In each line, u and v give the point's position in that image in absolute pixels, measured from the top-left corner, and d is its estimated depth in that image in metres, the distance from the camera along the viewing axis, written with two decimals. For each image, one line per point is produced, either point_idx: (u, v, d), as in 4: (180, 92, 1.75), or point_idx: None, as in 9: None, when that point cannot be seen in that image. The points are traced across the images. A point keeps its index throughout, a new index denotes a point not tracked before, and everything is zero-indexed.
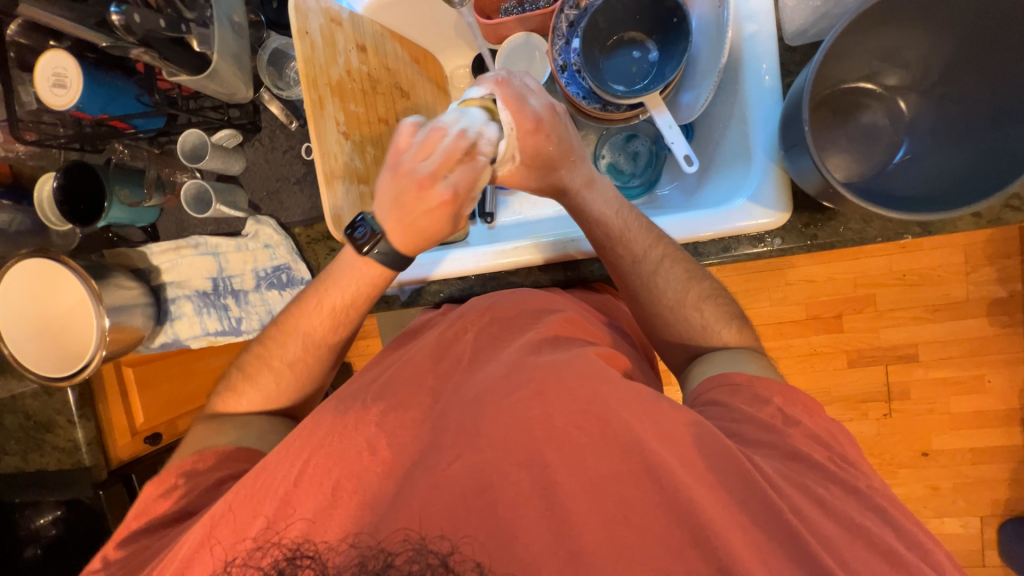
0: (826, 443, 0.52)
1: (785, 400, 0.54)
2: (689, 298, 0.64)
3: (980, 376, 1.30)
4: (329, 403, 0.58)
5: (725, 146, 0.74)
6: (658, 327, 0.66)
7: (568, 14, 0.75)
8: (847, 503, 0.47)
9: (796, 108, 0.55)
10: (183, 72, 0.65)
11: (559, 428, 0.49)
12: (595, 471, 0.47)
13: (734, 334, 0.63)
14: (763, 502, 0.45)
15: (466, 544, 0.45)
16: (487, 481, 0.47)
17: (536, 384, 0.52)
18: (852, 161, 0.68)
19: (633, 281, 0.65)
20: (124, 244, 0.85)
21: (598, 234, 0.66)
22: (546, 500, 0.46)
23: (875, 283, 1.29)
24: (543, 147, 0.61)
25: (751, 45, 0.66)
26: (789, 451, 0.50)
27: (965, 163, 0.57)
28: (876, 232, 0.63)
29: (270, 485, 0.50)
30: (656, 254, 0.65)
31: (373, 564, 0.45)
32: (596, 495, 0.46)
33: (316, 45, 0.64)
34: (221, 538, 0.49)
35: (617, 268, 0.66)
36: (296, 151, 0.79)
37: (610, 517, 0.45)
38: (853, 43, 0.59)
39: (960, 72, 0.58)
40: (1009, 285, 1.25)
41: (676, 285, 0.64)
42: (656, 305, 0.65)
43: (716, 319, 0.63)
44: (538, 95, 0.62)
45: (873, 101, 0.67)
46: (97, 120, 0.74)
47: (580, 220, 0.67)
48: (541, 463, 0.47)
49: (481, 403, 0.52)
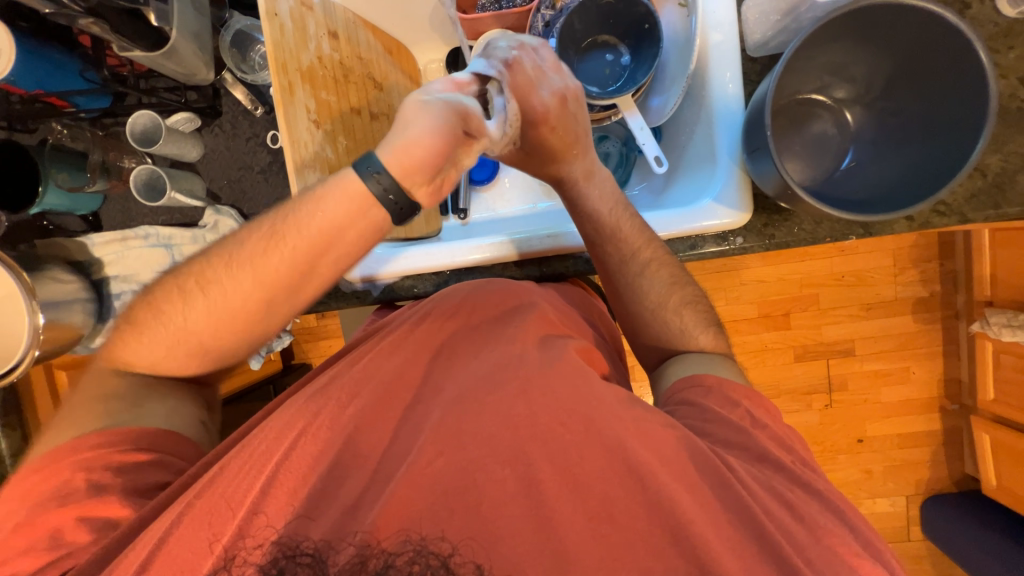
0: (787, 447, 0.54)
1: (752, 403, 0.56)
2: (670, 302, 0.67)
3: (906, 367, 1.44)
4: (296, 402, 0.55)
5: (691, 149, 0.78)
6: (637, 320, 0.69)
7: (544, 14, 0.77)
8: (812, 505, 0.49)
9: (759, 114, 0.59)
10: (138, 49, 0.60)
11: (539, 427, 0.49)
12: (579, 468, 0.48)
13: (711, 340, 0.65)
14: (736, 499, 0.47)
15: (465, 546, 0.45)
16: (473, 481, 0.47)
17: (519, 382, 0.52)
18: (806, 167, 0.73)
19: (620, 277, 0.68)
20: (62, 234, 0.76)
21: (590, 230, 0.69)
22: (532, 499, 0.46)
23: (820, 283, 1.40)
24: (546, 140, 0.68)
25: (716, 54, 0.69)
26: (759, 453, 0.52)
27: (901, 172, 0.63)
28: (826, 232, 0.69)
29: (240, 493, 0.48)
30: (644, 257, 0.67)
31: (373, 563, 0.44)
32: (581, 491, 0.47)
33: (286, 29, 0.61)
34: (188, 537, 0.46)
35: (605, 266, 0.69)
36: (261, 139, 0.75)
37: (596, 513, 0.46)
38: (807, 57, 0.64)
39: (898, 88, 0.64)
40: (930, 285, 1.39)
41: (660, 288, 0.67)
42: (638, 302, 0.68)
43: (695, 324, 0.66)
44: (547, 83, 0.66)
45: (824, 111, 0.72)
46: (30, 94, 0.68)
47: (575, 212, 0.71)
48: (527, 462, 0.48)
49: (462, 402, 0.52)
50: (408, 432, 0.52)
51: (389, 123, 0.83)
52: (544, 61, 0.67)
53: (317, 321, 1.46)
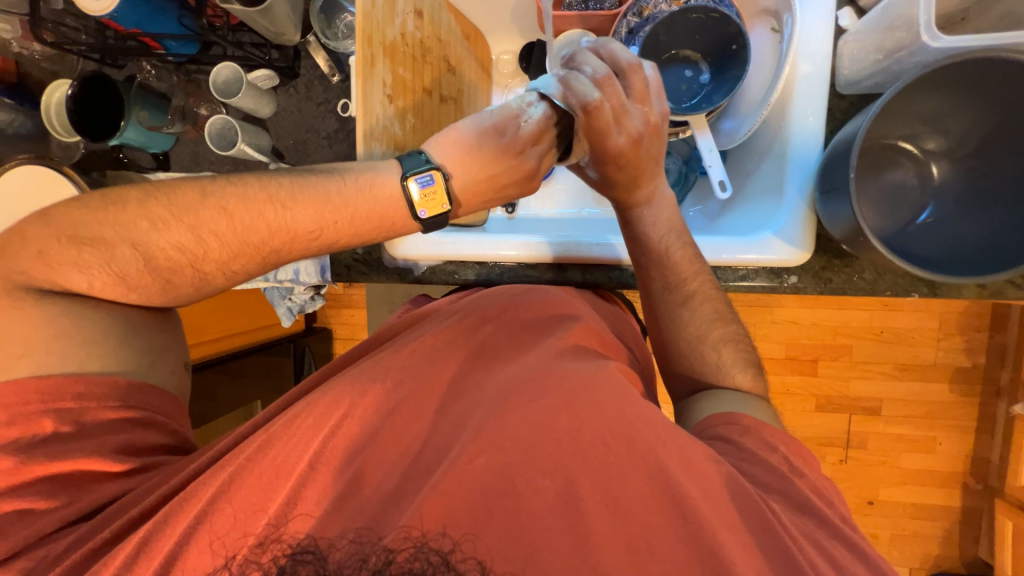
0: (827, 500, 0.52)
1: (789, 450, 0.55)
2: (710, 337, 0.65)
3: (935, 438, 1.38)
4: (343, 380, 0.57)
5: (757, 179, 0.75)
6: (674, 352, 0.68)
7: (630, 19, 0.75)
8: (855, 564, 0.47)
9: (842, 154, 0.57)
10: (236, 2, 0.61)
11: (582, 440, 0.49)
12: (620, 490, 0.47)
13: (748, 380, 0.63)
14: (780, 552, 0.45)
15: (488, 548, 0.45)
16: (512, 486, 0.47)
17: (563, 393, 0.52)
18: (879, 214, 0.69)
19: (660, 305, 0.68)
20: (133, 168, 0.80)
21: (638, 255, 0.68)
22: (571, 513, 0.46)
23: (856, 336, 1.35)
24: (613, 176, 0.66)
25: (805, 85, 0.67)
26: (800, 503, 0.51)
27: (984, 236, 0.60)
28: (887, 286, 0.66)
29: (290, 459, 0.51)
30: (691, 288, 0.66)
31: (373, 561, 0.44)
32: (621, 515, 0.47)
33: (377, 1, 0.62)
34: (240, 487, 0.50)
35: (648, 291, 0.69)
36: (332, 105, 0.77)
37: (634, 538, 0.46)
38: (904, 102, 0.61)
39: (995, 147, 0.60)
40: (975, 356, 1.32)
41: (700, 322, 0.66)
42: (675, 332, 0.67)
43: (733, 362, 0.64)
44: (632, 117, 0.62)
45: (908, 160, 0.69)
46: (128, 32, 0.70)
47: (631, 234, 0.69)
48: (569, 478, 0.48)
49: (508, 401, 0.52)
50: (451, 421, 0.53)
51: (455, 107, 0.83)
52: (633, 91, 0.62)
53: (343, 290, 1.51)
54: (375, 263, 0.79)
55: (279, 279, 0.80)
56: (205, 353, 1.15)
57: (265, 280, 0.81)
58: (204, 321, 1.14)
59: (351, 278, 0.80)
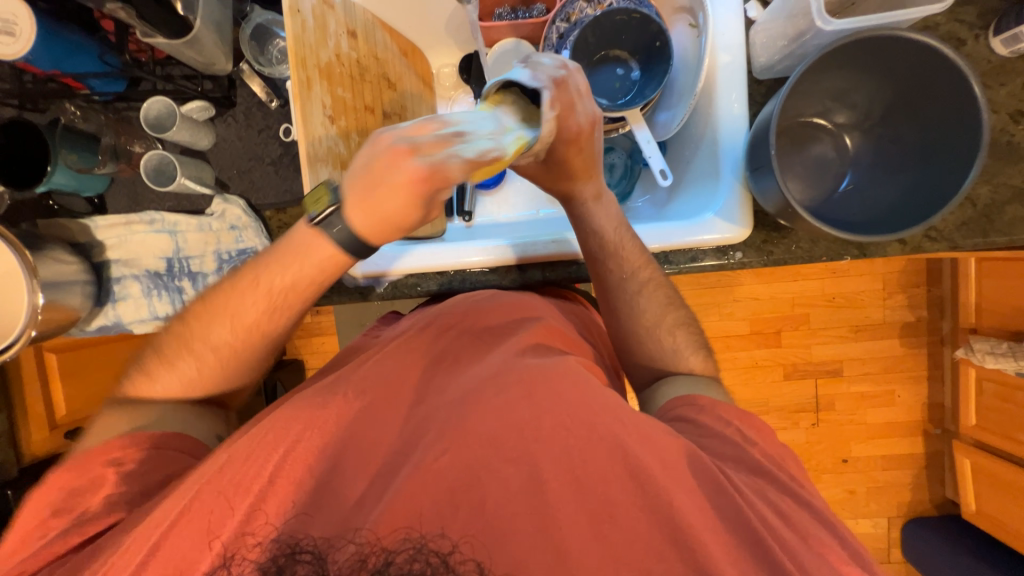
0: (777, 465, 0.55)
1: (743, 424, 0.58)
2: (665, 322, 0.68)
3: (892, 391, 1.47)
4: (306, 394, 0.57)
5: (695, 165, 0.80)
6: (633, 339, 0.69)
7: (560, 26, 0.78)
8: (805, 515, 0.50)
9: (763, 133, 0.62)
10: (159, 34, 0.60)
11: (543, 425, 0.51)
12: (582, 470, 0.49)
13: (700, 362, 0.67)
14: (731, 508, 0.48)
15: (466, 543, 0.46)
16: (474, 479, 0.48)
17: (524, 386, 0.53)
18: (805, 186, 0.75)
19: (618, 295, 0.69)
20: (66, 215, 0.77)
21: (593, 245, 0.70)
22: (534, 498, 0.48)
23: (810, 304, 1.43)
24: (571, 159, 0.64)
25: (724, 74, 0.71)
26: (754, 467, 0.53)
27: (897, 197, 0.65)
28: (823, 251, 0.71)
29: (241, 483, 0.49)
30: (643, 276, 0.69)
31: (373, 561, 0.45)
32: (583, 491, 0.48)
33: (307, 25, 0.63)
34: (207, 521, 0.47)
35: (604, 282, 0.70)
36: (273, 131, 0.76)
37: (596, 514, 0.47)
38: (812, 82, 0.67)
39: (896, 116, 0.66)
40: (917, 310, 1.43)
41: (656, 308, 0.68)
42: (634, 321, 0.69)
43: (687, 345, 0.68)
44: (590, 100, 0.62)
45: (824, 135, 0.74)
46: (47, 74, 0.69)
47: (581, 227, 0.71)
48: (532, 464, 0.49)
49: (469, 398, 0.53)
50: (415, 426, 0.53)
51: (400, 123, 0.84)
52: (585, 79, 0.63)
53: (311, 319, 1.48)
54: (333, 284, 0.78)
55: None
56: None
57: None
58: None
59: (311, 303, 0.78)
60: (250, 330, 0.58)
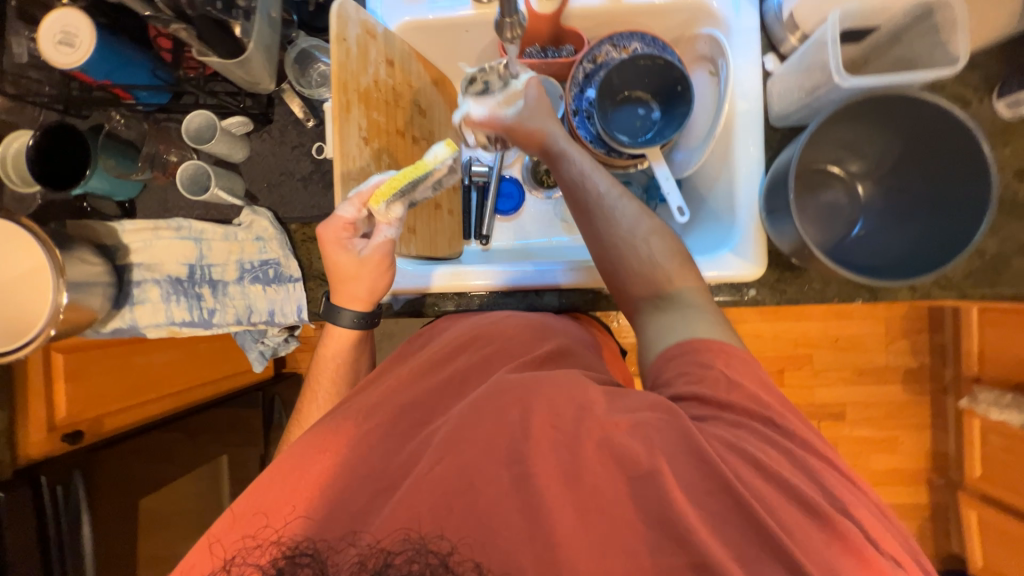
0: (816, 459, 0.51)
1: (745, 395, 0.55)
2: (641, 231, 0.67)
3: (896, 437, 1.46)
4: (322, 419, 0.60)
5: (710, 203, 0.83)
6: (617, 263, 0.67)
7: (585, 66, 0.82)
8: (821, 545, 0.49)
9: (782, 177, 0.64)
10: (214, 54, 0.63)
11: (552, 441, 0.51)
12: (574, 465, 0.50)
13: (678, 269, 0.65)
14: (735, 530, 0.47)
15: (465, 545, 0.47)
16: (470, 482, 0.49)
17: (517, 399, 0.53)
18: (819, 230, 0.76)
19: (598, 216, 0.68)
20: (96, 217, 0.79)
21: (569, 168, 0.71)
22: (524, 497, 0.49)
23: (813, 345, 1.44)
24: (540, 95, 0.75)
25: (743, 120, 0.75)
26: (762, 449, 0.51)
27: (907, 245, 0.68)
28: (834, 293, 0.72)
29: (264, 498, 0.52)
30: (617, 190, 0.69)
31: (373, 562, 0.47)
32: (586, 506, 0.48)
33: (351, 52, 0.67)
34: (220, 536, 0.51)
35: (581, 201, 0.69)
36: (306, 149, 0.79)
37: (597, 530, 0.48)
38: (826, 132, 0.70)
39: (906, 169, 0.69)
40: (920, 356, 1.44)
41: (631, 219, 0.68)
42: (611, 233, 0.67)
43: (663, 253, 0.66)
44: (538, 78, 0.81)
45: (837, 182, 0.77)
46: (98, 84, 0.71)
47: (552, 155, 0.73)
48: (522, 462, 0.50)
49: (486, 414, 0.53)
50: (419, 441, 0.55)
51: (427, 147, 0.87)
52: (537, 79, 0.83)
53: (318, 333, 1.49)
54: None
55: (253, 321, 0.79)
56: (138, 419, 1.04)
57: (239, 324, 0.79)
58: (165, 373, 1.10)
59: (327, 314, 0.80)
60: (334, 373, 0.75)
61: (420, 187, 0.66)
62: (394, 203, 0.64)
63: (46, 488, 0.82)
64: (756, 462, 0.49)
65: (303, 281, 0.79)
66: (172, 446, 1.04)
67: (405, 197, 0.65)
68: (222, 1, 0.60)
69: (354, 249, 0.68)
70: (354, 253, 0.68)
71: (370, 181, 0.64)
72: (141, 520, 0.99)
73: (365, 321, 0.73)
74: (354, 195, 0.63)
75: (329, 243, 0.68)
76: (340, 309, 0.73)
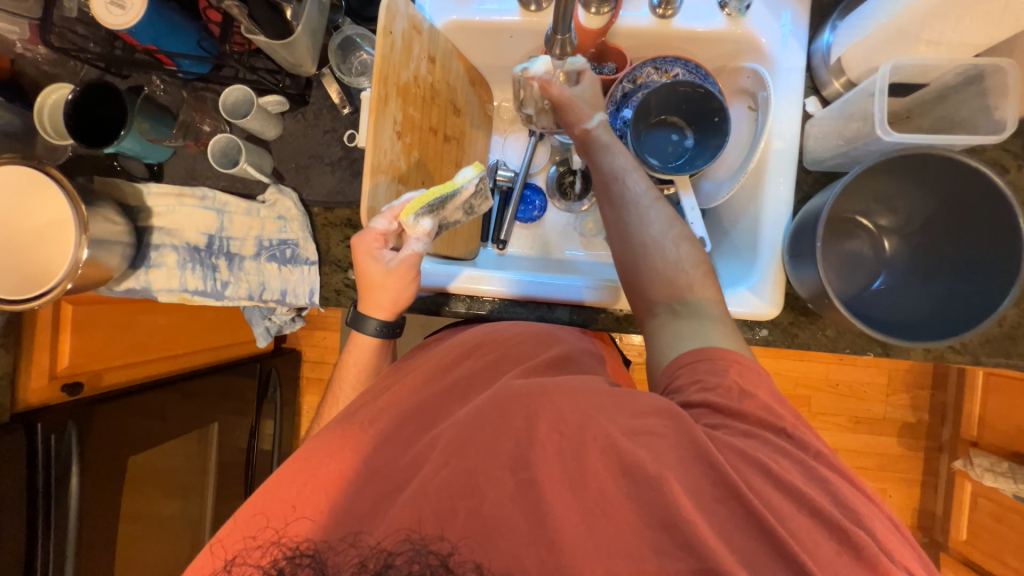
0: (838, 495, 0.49)
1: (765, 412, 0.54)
2: (671, 234, 0.68)
3: (885, 489, 1.45)
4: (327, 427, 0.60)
5: (733, 237, 0.82)
6: (641, 258, 0.68)
7: (625, 86, 0.82)
8: None
9: (811, 223, 0.64)
10: (262, 33, 0.63)
11: (558, 456, 0.51)
12: (581, 481, 0.50)
13: (702, 277, 0.65)
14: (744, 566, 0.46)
15: (465, 545, 0.48)
16: (474, 485, 0.50)
17: (527, 410, 0.53)
18: (840, 279, 0.75)
19: (629, 209, 0.70)
20: (123, 176, 0.79)
21: (610, 167, 0.73)
22: (527, 507, 0.49)
23: (814, 386, 1.43)
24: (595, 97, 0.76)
25: (777, 159, 0.74)
26: (771, 471, 0.49)
27: (928, 306, 0.67)
28: (846, 343, 0.72)
29: (269, 495, 0.53)
30: (653, 194, 0.71)
31: (373, 563, 0.48)
32: (591, 522, 0.48)
33: (395, 46, 0.67)
34: (221, 536, 0.52)
35: (617, 199, 0.71)
36: (338, 134, 0.80)
37: (601, 547, 0.47)
38: (861, 183, 0.69)
39: (937, 229, 0.68)
40: (919, 412, 1.43)
41: (663, 222, 0.69)
42: (641, 231, 0.69)
43: (689, 260, 0.66)
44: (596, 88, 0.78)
45: (863, 233, 0.76)
46: (144, 48, 0.71)
47: (594, 155, 0.75)
48: (529, 473, 0.50)
49: (490, 424, 0.53)
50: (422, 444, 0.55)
51: (457, 147, 0.87)
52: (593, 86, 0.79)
53: None
54: None
55: (265, 299, 0.80)
56: (137, 377, 1.04)
57: (251, 300, 0.79)
58: (167, 334, 1.11)
59: (339, 300, 0.80)
60: (356, 372, 0.75)
61: (448, 206, 0.69)
62: (425, 216, 0.66)
63: (42, 436, 0.82)
64: (771, 502, 0.48)
65: (318, 265, 0.80)
66: (171, 407, 1.06)
67: (435, 211, 0.67)
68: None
69: (382, 259, 0.68)
70: (386, 264, 0.68)
71: (404, 196, 0.66)
72: (127, 475, 0.96)
73: (392, 330, 0.74)
74: (387, 209, 0.65)
75: (360, 252, 0.68)
76: (365, 317, 0.73)
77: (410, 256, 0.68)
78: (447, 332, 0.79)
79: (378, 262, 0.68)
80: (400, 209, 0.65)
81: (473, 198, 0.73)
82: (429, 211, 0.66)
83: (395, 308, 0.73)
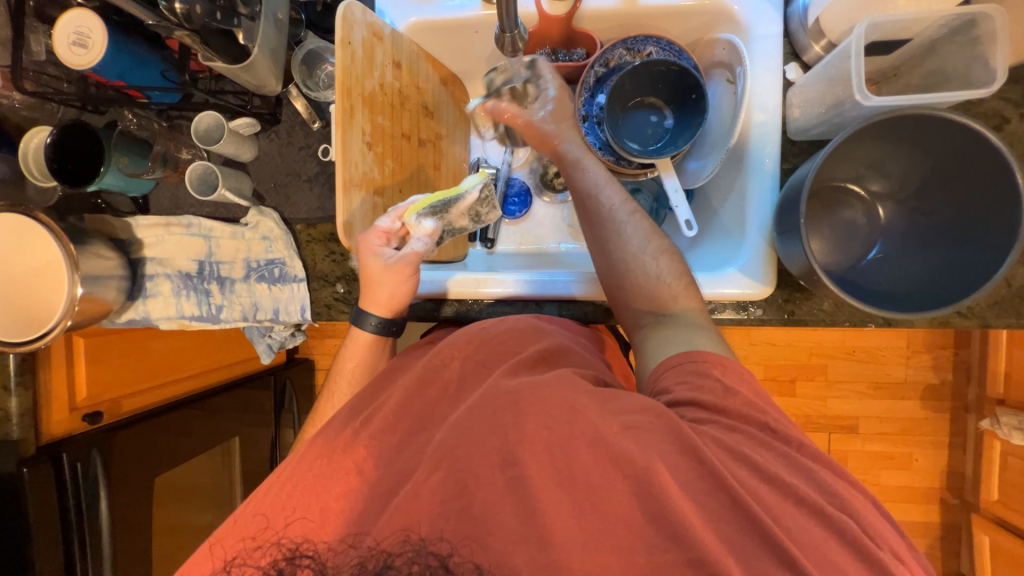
0: (824, 485, 0.49)
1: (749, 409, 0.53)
2: (650, 248, 0.68)
3: (909, 454, 1.42)
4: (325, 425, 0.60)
5: (721, 217, 0.80)
6: (620, 273, 0.68)
7: (597, 70, 0.80)
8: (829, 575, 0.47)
9: (794, 197, 0.61)
10: (219, 59, 0.64)
11: (549, 454, 0.50)
12: (573, 478, 0.49)
13: (684, 289, 0.66)
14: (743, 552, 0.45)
15: (465, 546, 0.47)
16: (465, 487, 0.50)
17: (515, 410, 0.53)
18: (832, 251, 0.73)
19: (607, 226, 0.70)
20: (110, 212, 0.82)
21: (582, 183, 0.72)
22: (521, 506, 0.48)
23: (829, 355, 1.40)
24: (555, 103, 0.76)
25: (758, 133, 0.72)
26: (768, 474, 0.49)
27: (927, 272, 0.64)
28: (845, 317, 0.70)
29: (268, 498, 0.53)
30: (629, 208, 0.70)
31: (373, 564, 0.47)
32: (584, 519, 0.48)
33: (356, 56, 0.66)
34: (224, 537, 0.52)
35: (594, 217, 0.71)
36: (312, 150, 0.80)
37: (596, 542, 0.47)
38: (847, 149, 0.66)
39: (932, 191, 0.65)
40: (942, 373, 1.38)
41: (641, 236, 0.69)
42: (620, 248, 0.69)
43: (670, 272, 0.67)
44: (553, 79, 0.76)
45: (856, 201, 0.73)
46: (112, 85, 0.72)
47: (567, 168, 0.74)
48: (521, 472, 0.49)
49: (476, 423, 0.53)
50: (412, 449, 0.55)
51: (434, 150, 0.86)
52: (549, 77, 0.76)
53: None
54: (354, 301, 0.80)
55: (259, 319, 0.81)
56: (154, 401, 1.06)
57: (246, 321, 0.81)
58: (180, 356, 1.12)
59: (332, 314, 0.81)
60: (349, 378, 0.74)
61: (452, 210, 0.72)
62: (427, 216, 0.69)
63: (69, 465, 0.84)
64: (759, 495, 0.47)
65: (307, 282, 0.80)
66: (191, 424, 1.09)
67: (437, 213, 0.70)
68: (222, 12, 0.60)
69: (382, 256, 0.68)
70: (385, 262, 0.68)
71: (408, 200, 0.70)
72: (156, 491, 1.02)
73: (390, 328, 0.73)
74: (392, 209, 0.69)
75: (361, 248, 0.68)
76: (364, 314, 0.72)
77: (410, 254, 0.68)
78: (444, 331, 0.78)
79: (376, 259, 0.68)
80: (404, 210, 0.69)
81: (479, 206, 0.75)
82: (432, 210, 0.69)
83: (398, 308, 0.73)
